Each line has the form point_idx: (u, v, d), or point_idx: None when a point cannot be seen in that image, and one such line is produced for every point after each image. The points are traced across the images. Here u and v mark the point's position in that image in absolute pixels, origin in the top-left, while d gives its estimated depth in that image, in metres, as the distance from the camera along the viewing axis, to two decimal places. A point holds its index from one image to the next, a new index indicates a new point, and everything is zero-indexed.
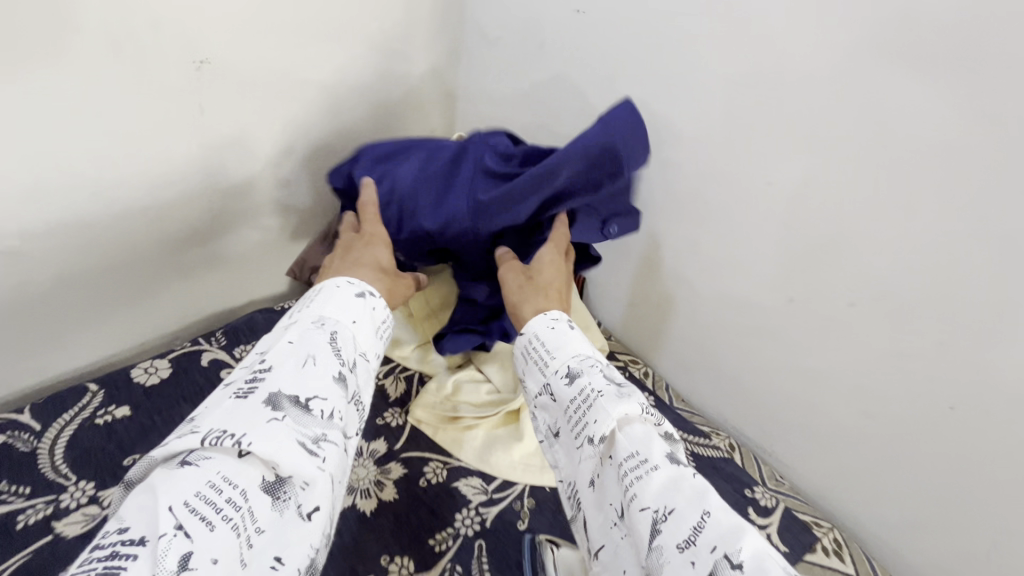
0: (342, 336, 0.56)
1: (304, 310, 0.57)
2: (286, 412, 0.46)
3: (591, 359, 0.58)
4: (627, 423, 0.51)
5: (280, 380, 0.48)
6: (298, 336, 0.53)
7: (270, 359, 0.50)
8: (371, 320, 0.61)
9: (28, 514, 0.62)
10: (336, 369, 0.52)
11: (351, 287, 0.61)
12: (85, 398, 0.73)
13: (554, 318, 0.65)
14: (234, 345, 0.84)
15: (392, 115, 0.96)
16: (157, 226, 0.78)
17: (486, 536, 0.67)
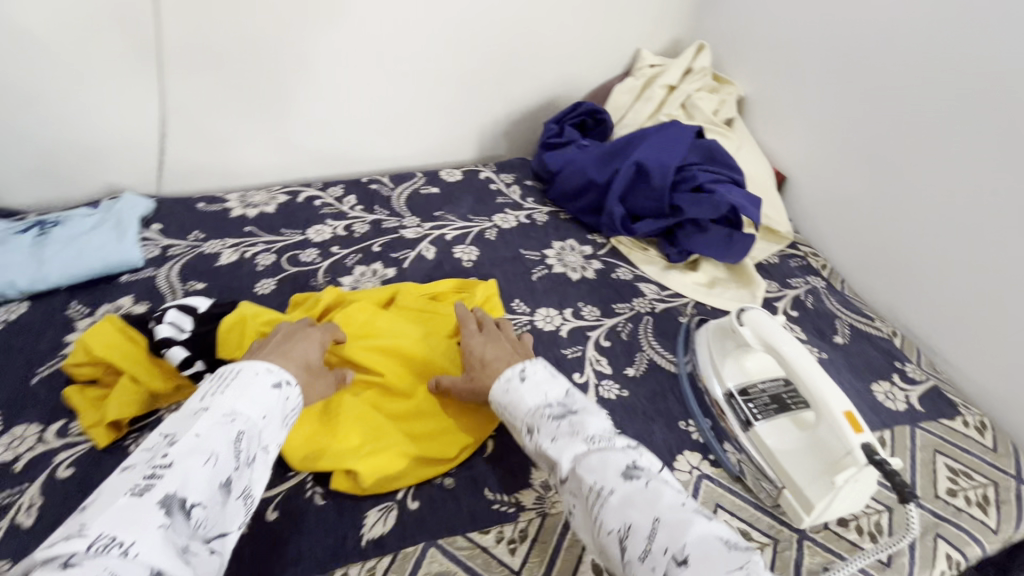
0: (250, 432, 0.49)
1: (215, 397, 0.49)
2: (175, 518, 0.41)
3: (550, 405, 0.59)
4: (582, 457, 0.53)
5: (180, 477, 0.43)
6: (207, 429, 0.47)
7: (173, 453, 0.44)
8: (284, 409, 0.54)
9: (387, 222, 1.03)
10: (230, 472, 0.46)
11: (270, 376, 0.53)
12: (416, 180, 1.16)
13: (508, 377, 0.63)
14: (498, 173, 1.19)
15: (646, 19, 1.19)
16: (475, 76, 1.15)
17: (654, 315, 0.89)
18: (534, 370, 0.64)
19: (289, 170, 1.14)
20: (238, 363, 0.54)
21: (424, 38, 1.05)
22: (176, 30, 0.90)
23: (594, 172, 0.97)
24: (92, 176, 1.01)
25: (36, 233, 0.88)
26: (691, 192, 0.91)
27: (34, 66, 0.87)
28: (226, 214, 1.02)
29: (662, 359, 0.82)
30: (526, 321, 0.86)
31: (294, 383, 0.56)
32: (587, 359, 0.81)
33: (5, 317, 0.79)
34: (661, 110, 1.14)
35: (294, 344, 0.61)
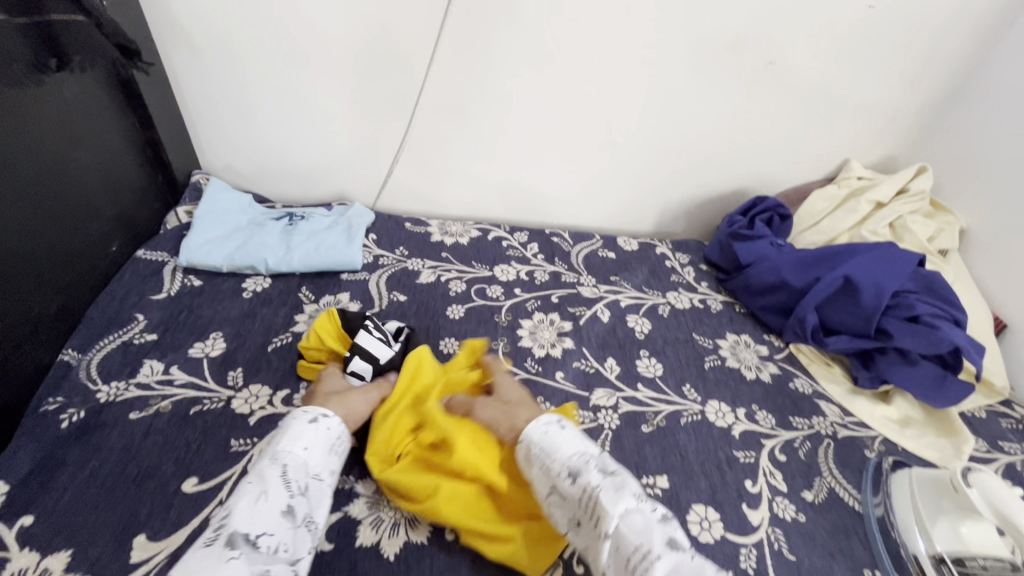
0: (294, 466, 0.59)
1: (266, 451, 0.60)
2: (241, 548, 0.50)
3: (591, 458, 0.61)
4: (627, 514, 0.55)
5: (241, 518, 0.52)
6: (257, 475, 0.57)
7: (229, 502, 0.54)
8: (324, 438, 0.63)
9: (565, 276, 1.08)
10: (286, 502, 0.55)
11: (307, 415, 0.64)
12: (593, 241, 1.20)
13: (545, 422, 0.66)
14: (674, 251, 1.19)
15: (865, 131, 1.15)
16: (675, 157, 1.18)
17: (837, 440, 0.83)
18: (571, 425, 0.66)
19: (483, 208, 1.24)
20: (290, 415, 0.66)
21: (640, 116, 1.10)
22: (437, 78, 1.03)
23: (789, 275, 0.96)
24: (330, 182, 1.18)
25: (287, 222, 1.04)
26: (905, 321, 0.85)
27: (324, 90, 1.04)
28: (425, 236, 1.13)
29: (845, 492, 0.75)
30: (697, 411, 0.84)
31: (331, 416, 0.66)
32: (761, 468, 0.77)
33: (253, 287, 0.94)
34: (866, 225, 1.09)
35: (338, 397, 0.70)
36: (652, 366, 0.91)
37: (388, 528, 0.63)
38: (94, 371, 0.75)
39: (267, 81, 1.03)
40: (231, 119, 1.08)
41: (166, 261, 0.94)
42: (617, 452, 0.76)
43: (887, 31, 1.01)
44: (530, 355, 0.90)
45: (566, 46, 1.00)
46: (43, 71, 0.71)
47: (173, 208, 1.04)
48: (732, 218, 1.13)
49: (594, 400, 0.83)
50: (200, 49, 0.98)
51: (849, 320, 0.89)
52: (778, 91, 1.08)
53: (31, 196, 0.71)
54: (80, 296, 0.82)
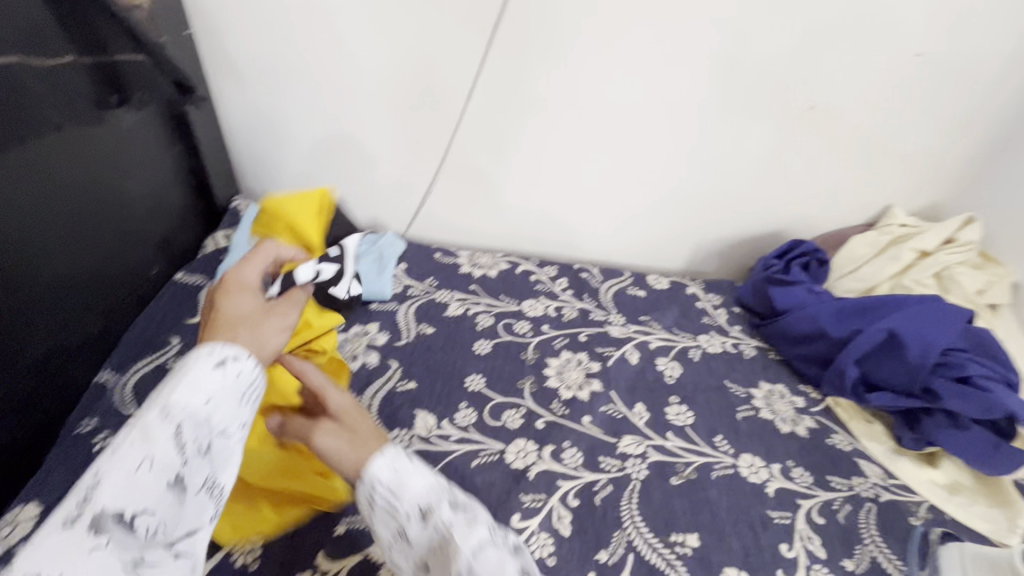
0: (193, 424, 0.49)
1: (157, 397, 0.50)
2: (108, 532, 0.44)
3: (438, 489, 0.53)
4: (482, 553, 0.48)
5: (112, 493, 0.45)
6: (139, 435, 0.48)
7: (102, 469, 0.46)
8: (232, 385, 0.52)
9: (594, 314, 1.07)
10: (175, 469, 0.48)
11: (209, 358, 0.52)
12: (623, 278, 1.18)
13: (390, 455, 0.54)
14: (705, 291, 1.16)
15: (909, 177, 1.12)
16: (709, 197, 1.16)
17: (879, 505, 0.78)
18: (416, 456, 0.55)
19: (512, 241, 1.24)
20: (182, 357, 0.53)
21: (675, 156, 1.10)
22: (474, 114, 1.05)
23: (829, 325, 0.93)
24: (364, 210, 1.20)
25: None
26: (954, 382, 0.81)
27: (364, 123, 1.07)
28: (454, 268, 1.13)
29: (888, 563, 0.71)
30: (729, 464, 0.81)
31: (243, 357, 0.54)
32: (797, 531, 0.73)
33: None
34: (909, 274, 1.05)
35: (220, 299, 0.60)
36: (682, 413, 0.88)
37: None
38: (127, 394, 0.77)
39: (310, 113, 1.06)
40: (272, 147, 1.11)
41: (202, 284, 0.96)
42: (644, 506, 0.73)
43: (934, 78, 0.99)
44: (556, 396, 0.88)
45: (603, 86, 1.01)
46: (105, 108, 0.75)
47: (213, 232, 1.07)
48: (768, 260, 1.10)
49: (622, 447, 0.81)
50: (248, 81, 1.02)
51: (893, 378, 0.85)
52: (818, 135, 1.07)
53: (86, 226, 0.75)
54: (120, 318, 0.85)
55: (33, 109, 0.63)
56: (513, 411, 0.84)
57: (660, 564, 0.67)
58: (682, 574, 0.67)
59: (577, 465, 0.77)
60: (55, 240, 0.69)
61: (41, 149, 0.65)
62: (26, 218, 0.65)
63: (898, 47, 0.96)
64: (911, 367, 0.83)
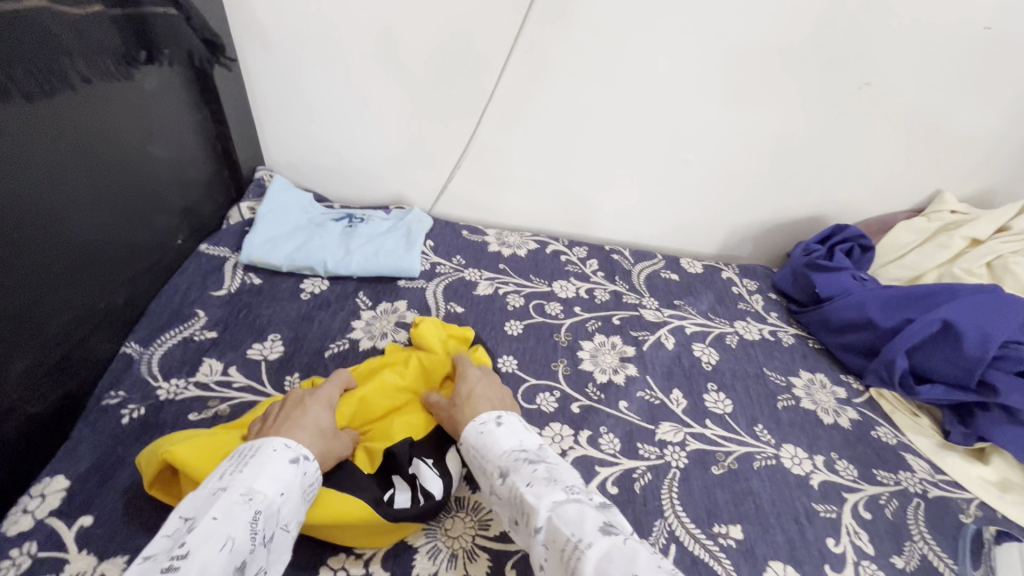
0: (267, 511, 0.48)
1: (234, 477, 0.49)
2: None
3: (523, 451, 0.58)
4: (559, 505, 0.50)
5: (197, 567, 0.42)
6: (223, 511, 0.46)
7: (187, 543, 0.43)
8: (301, 485, 0.53)
9: (627, 297, 1.03)
10: (244, 555, 0.45)
11: (288, 451, 0.53)
12: (655, 261, 1.14)
13: (483, 420, 0.62)
14: (740, 276, 1.12)
15: (962, 161, 1.07)
16: (749, 178, 1.12)
17: (927, 500, 0.75)
18: (510, 419, 0.63)
19: (540, 220, 1.20)
20: (255, 443, 0.54)
21: (716, 133, 1.05)
22: (509, 85, 1.00)
23: (876, 314, 0.89)
24: (389, 185, 1.17)
25: (346, 224, 1.03)
26: (1013, 375, 0.78)
27: (393, 91, 1.03)
28: (482, 246, 1.10)
29: (939, 560, 0.68)
30: (771, 455, 0.78)
31: (311, 458, 0.55)
32: (844, 525, 0.70)
33: (312, 289, 0.93)
34: (959, 262, 1.00)
35: (305, 404, 0.62)
36: (721, 401, 0.85)
37: (446, 559, 0.59)
38: (154, 366, 0.74)
39: (338, 81, 1.02)
40: (298, 117, 1.08)
41: (227, 257, 0.94)
42: (685, 495, 0.71)
43: (1000, 54, 0.93)
44: (591, 380, 0.85)
45: (646, 58, 0.96)
46: (133, 64, 0.72)
47: (237, 203, 1.04)
48: (810, 244, 1.06)
49: (660, 434, 0.78)
50: (275, 46, 0.98)
51: (944, 371, 0.82)
52: (870, 115, 1.01)
53: (116, 188, 0.73)
54: (145, 288, 0.82)
55: (62, 61, 0.60)
56: (547, 394, 0.81)
57: (703, 555, 0.65)
58: (726, 565, 0.64)
59: (615, 451, 0.75)
60: (83, 201, 0.67)
61: (69, 103, 0.63)
62: (53, 177, 0.62)
63: (965, 20, 0.90)
64: (965, 359, 0.79)
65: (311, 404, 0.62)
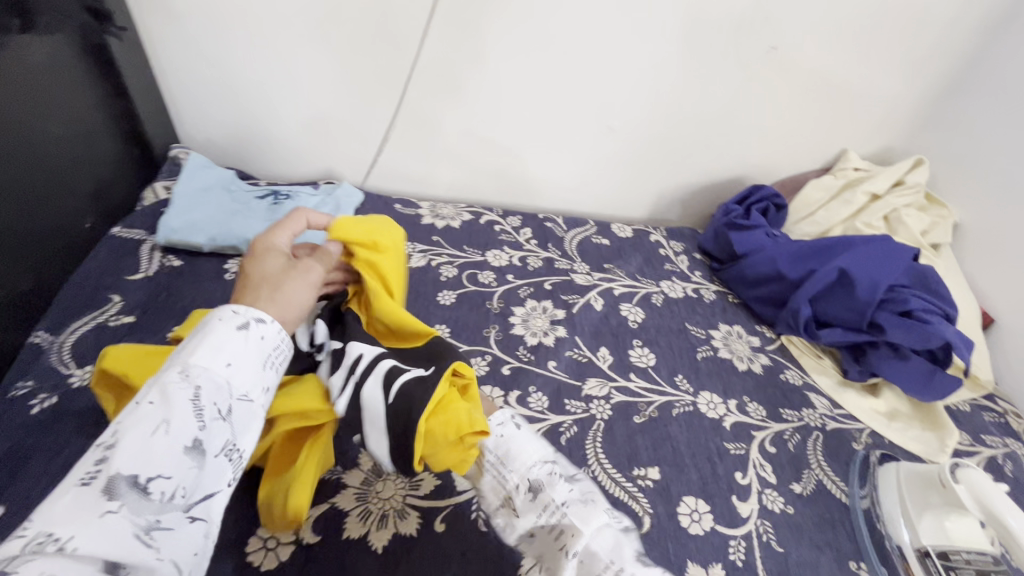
0: (210, 386, 0.48)
1: (176, 358, 0.49)
2: (124, 496, 0.41)
3: (552, 464, 0.58)
4: (600, 528, 0.53)
5: (126, 452, 0.42)
6: (159, 395, 0.46)
7: (120, 430, 0.44)
8: (255, 351, 0.51)
9: (559, 262, 1.06)
10: (191, 431, 0.45)
11: (234, 319, 0.52)
12: (588, 227, 1.17)
13: (499, 421, 0.60)
14: (668, 238, 1.17)
15: (865, 121, 1.14)
16: (671, 144, 1.16)
17: (826, 432, 0.83)
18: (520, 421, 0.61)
19: (475, 190, 1.21)
20: (200, 318, 0.53)
21: (639, 100, 1.08)
22: (431, 55, 0.99)
23: (785, 266, 0.96)
24: (316, 159, 1.14)
25: (272, 201, 1.01)
26: (898, 315, 0.85)
27: (311, 62, 1.00)
28: (415, 219, 1.10)
29: (833, 483, 0.76)
30: (689, 402, 0.84)
31: (264, 319, 0.53)
32: (751, 460, 0.77)
33: (236, 269, 0.91)
34: (861, 216, 1.09)
35: (250, 267, 0.60)
36: (645, 355, 0.90)
37: (376, 520, 0.61)
38: (65, 354, 0.72)
39: (251, 51, 0.98)
40: (212, 90, 1.03)
41: (142, 239, 0.90)
42: (609, 444, 0.75)
43: (894, 20, 1.00)
44: (522, 343, 0.88)
45: (566, 25, 0.97)
46: (7, 34, 0.67)
47: (152, 183, 1.00)
48: (729, 205, 1.11)
49: (586, 390, 0.82)
50: (177, 15, 0.93)
51: (843, 316, 0.89)
52: (780, 78, 1.06)
53: (6, 169, 0.69)
54: (51, 274, 0.79)
55: None
56: (478, 358, 0.84)
57: (622, 497, 0.69)
58: (644, 504, 0.69)
59: (543, 408, 0.78)
60: None
61: None
62: None
63: None
64: (859, 303, 0.87)
65: (250, 269, 0.60)
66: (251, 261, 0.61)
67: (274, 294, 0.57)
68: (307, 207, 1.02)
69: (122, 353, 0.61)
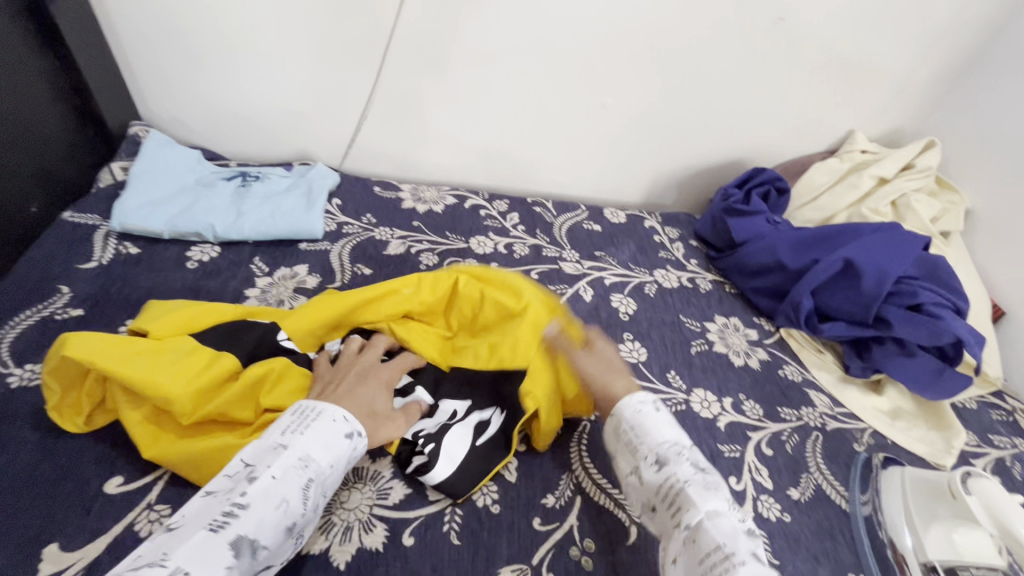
0: (319, 478, 0.51)
1: (297, 436, 0.52)
2: (239, 559, 0.44)
3: (684, 446, 0.56)
4: (716, 514, 0.50)
5: (251, 519, 0.46)
6: (283, 472, 0.49)
7: (249, 493, 0.47)
8: (351, 457, 0.55)
9: (547, 250, 1.00)
10: (294, 516, 0.49)
11: (347, 424, 0.55)
12: (579, 212, 1.11)
13: (644, 398, 0.59)
14: (663, 225, 1.11)
15: (874, 100, 1.08)
16: (667, 124, 1.09)
17: (826, 433, 0.78)
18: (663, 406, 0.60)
19: (460, 173, 1.15)
20: (317, 405, 0.56)
21: (634, 76, 1.01)
22: (410, 25, 0.91)
23: (785, 255, 0.90)
24: (290, 138, 1.07)
25: (239, 183, 0.94)
26: (905, 309, 0.80)
27: (280, 32, 0.92)
28: (394, 203, 1.03)
29: (832, 488, 0.72)
30: (682, 400, 0.79)
31: (362, 433, 0.57)
32: (746, 463, 0.72)
33: (199, 256, 0.85)
34: (867, 202, 1.02)
35: (368, 380, 0.63)
36: (635, 350, 0.85)
37: (339, 533, 0.57)
38: (4, 350, 0.66)
39: (214, 19, 0.90)
40: (174, 63, 0.95)
41: (97, 224, 0.84)
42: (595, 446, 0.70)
43: None
44: None
45: None
46: None
47: (109, 164, 0.93)
48: (728, 190, 1.05)
49: None
50: None
51: (846, 308, 0.84)
52: (786, 53, 0.99)
53: None
54: None
55: None
56: None
57: (608, 505, 0.64)
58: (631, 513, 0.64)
59: None
60: None
61: None
62: None
63: None
64: (865, 295, 0.82)
65: (368, 383, 0.63)
66: (364, 373, 0.64)
67: (372, 417, 0.60)
68: (278, 190, 0.95)
69: (95, 337, 0.58)
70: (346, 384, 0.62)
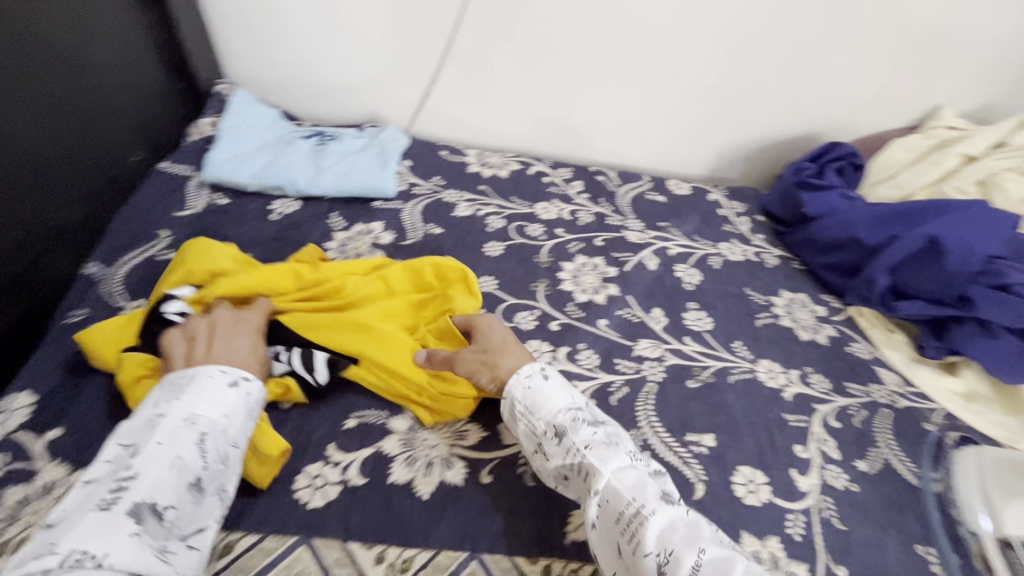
0: (213, 431, 0.51)
1: (174, 403, 0.51)
2: (144, 522, 0.43)
3: (579, 410, 0.57)
4: (621, 470, 0.51)
5: (145, 485, 0.45)
6: (168, 437, 0.48)
7: (135, 465, 0.46)
8: (247, 404, 0.55)
9: (611, 218, 1.00)
10: (194, 472, 0.48)
11: (224, 376, 0.54)
12: (642, 183, 1.11)
13: (528, 373, 0.60)
14: (728, 198, 1.09)
15: (965, 73, 1.02)
16: (740, 94, 1.06)
17: (896, 410, 0.77)
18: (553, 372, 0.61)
19: (524, 139, 1.15)
20: (189, 370, 0.54)
21: (709, 44, 0.98)
22: None
23: (862, 231, 0.88)
24: (362, 101, 1.10)
25: (317, 141, 0.98)
26: (991, 290, 0.78)
27: None
28: (461, 167, 1.05)
29: (901, 464, 0.71)
30: (747, 369, 0.79)
31: (252, 379, 0.56)
32: (812, 433, 0.72)
33: (281, 210, 0.89)
34: (951, 180, 0.98)
35: (240, 334, 0.60)
36: (700, 319, 0.85)
37: (422, 467, 0.60)
38: (117, 285, 0.73)
39: None
40: (258, 24, 0.99)
41: (189, 176, 0.90)
42: (661, 406, 0.72)
43: None
44: (571, 299, 0.84)
45: None
46: None
47: (197, 121, 0.98)
48: (801, 163, 1.03)
49: (638, 350, 0.78)
50: None
51: (926, 287, 0.82)
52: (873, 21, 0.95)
53: (48, 87, 0.68)
54: (103, 206, 0.79)
55: None
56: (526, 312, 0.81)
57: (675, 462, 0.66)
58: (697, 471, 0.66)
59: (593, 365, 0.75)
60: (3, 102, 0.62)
61: None
62: None
63: None
64: (947, 274, 0.79)
65: (243, 338, 0.60)
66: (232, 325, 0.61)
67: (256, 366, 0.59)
68: (355, 149, 0.99)
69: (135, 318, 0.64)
70: (226, 341, 0.59)
